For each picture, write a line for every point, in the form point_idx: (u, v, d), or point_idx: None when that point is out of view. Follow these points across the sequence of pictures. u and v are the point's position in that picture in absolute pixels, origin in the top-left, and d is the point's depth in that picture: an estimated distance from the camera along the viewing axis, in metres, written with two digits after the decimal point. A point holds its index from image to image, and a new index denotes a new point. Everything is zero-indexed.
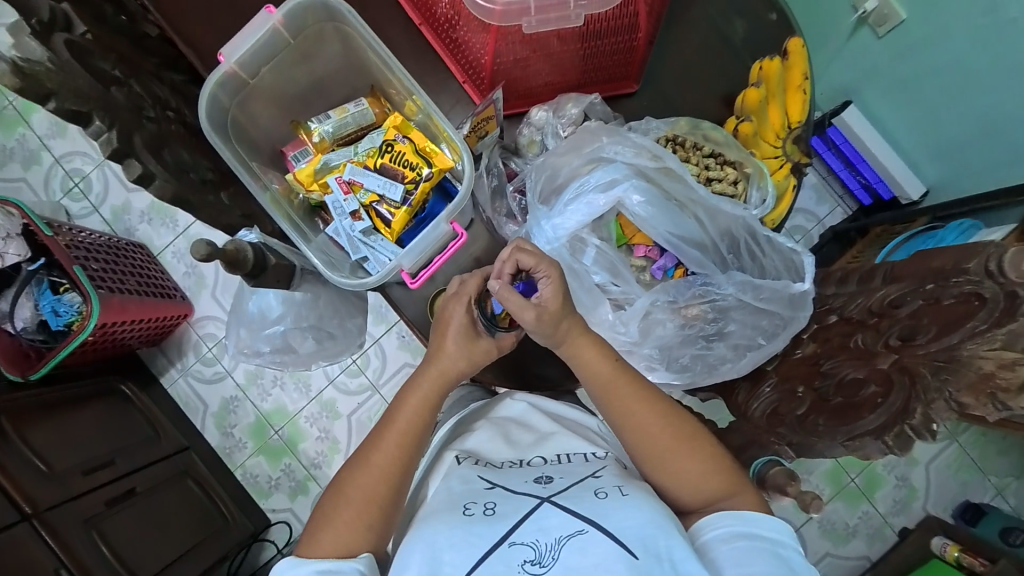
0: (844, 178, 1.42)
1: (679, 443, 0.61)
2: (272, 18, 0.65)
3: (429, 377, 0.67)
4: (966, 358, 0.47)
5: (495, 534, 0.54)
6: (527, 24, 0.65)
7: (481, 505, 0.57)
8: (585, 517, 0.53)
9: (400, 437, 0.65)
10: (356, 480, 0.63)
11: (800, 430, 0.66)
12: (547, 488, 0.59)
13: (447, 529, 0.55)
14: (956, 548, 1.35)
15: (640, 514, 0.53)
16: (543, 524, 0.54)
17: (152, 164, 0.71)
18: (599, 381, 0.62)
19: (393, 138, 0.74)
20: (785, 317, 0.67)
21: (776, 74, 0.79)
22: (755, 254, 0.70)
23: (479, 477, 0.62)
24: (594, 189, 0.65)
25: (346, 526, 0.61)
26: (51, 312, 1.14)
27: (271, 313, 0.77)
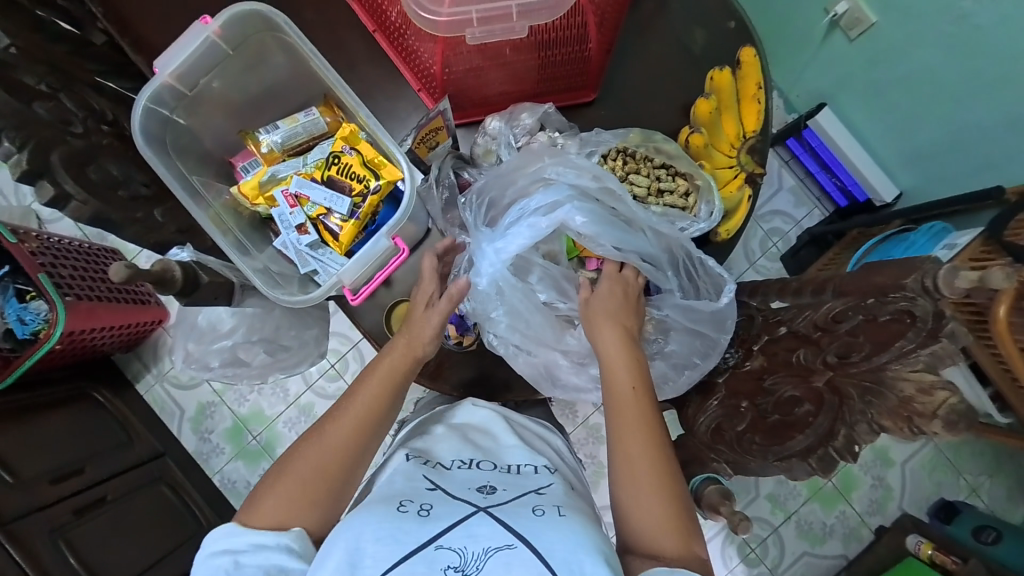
0: (822, 181, 1.41)
1: (664, 470, 0.57)
2: (208, 29, 0.65)
3: (397, 349, 0.65)
4: (890, 379, 0.49)
5: (425, 534, 0.52)
6: (471, 34, 0.64)
7: (417, 504, 0.57)
8: (515, 532, 0.52)
9: (363, 411, 0.62)
10: (310, 448, 0.60)
11: (738, 448, 0.66)
12: (487, 498, 0.58)
13: (376, 519, 0.54)
14: (929, 545, 1.36)
15: (571, 539, 0.52)
16: (471, 533, 0.52)
17: (67, 185, 0.69)
18: (621, 393, 0.59)
19: (340, 149, 0.75)
20: (709, 340, 0.70)
21: (728, 84, 0.79)
22: (693, 276, 0.69)
23: (423, 476, 0.62)
24: (536, 211, 0.64)
25: (290, 497, 0.58)
26: (17, 321, 1.12)
27: (222, 325, 0.80)
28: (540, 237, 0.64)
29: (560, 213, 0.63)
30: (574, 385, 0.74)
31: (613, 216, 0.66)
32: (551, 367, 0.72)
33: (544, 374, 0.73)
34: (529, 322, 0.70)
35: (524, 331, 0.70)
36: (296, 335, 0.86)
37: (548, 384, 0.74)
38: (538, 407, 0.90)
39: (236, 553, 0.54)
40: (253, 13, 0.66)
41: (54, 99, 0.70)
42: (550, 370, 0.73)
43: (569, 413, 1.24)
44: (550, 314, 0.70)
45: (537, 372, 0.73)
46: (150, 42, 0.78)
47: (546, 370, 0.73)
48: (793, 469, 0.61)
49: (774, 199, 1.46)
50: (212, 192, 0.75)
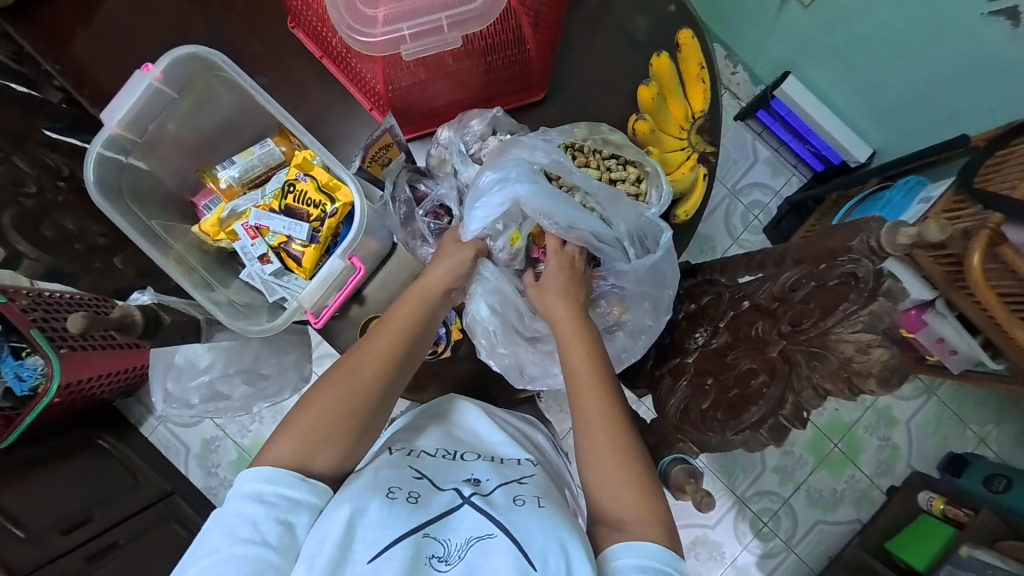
0: (795, 149, 1.41)
1: (619, 442, 0.60)
2: (151, 76, 0.67)
3: (414, 295, 0.67)
4: (833, 342, 0.48)
5: (414, 521, 0.56)
6: (406, 51, 0.65)
7: (405, 492, 0.59)
8: (497, 521, 0.56)
9: (382, 358, 0.64)
10: (331, 387, 0.62)
11: (700, 426, 0.64)
12: (476, 489, 0.61)
13: (369, 505, 0.56)
14: (941, 500, 1.36)
15: (547, 525, 0.56)
16: (455, 525, 0.56)
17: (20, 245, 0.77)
18: (577, 369, 0.63)
19: (295, 177, 0.77)
20: (653, 296, 0.73)
21: (668, 70, 0.80)
22: (641, 236, 0.70)
23: (410, 467, 0.64)
24: (489, 192, 0.66)
25: (299, 436, 0.59)
26: (16, 378, 1.11)
27: (199, 361, 0.84)
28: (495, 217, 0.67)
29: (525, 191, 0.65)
30: (539, 373, 0.77)
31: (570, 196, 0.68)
32: (520, 360, 0.76)
33: (513, 366, 0.77)
34: (504, 312, 0.74)
35: (501, 319, 0.74)
36: (275, 363, 0.88)
37: (517, 376, 0.77)
38: (524, 404, 0.91)
39: (264, 505, 0.54)
40: (191, 56, 0.68)
41: (8, 163, 0.76)
42: (518, 364, 0.77)
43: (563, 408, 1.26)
44: (519, 305, 0.74)
45: (506, 365, 0.77)
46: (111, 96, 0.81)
47: (515, 364, 0.77)
48: (749, 445, 0.57)
49: (751, 172, 1.46)
50: (175, 235, 0.76)
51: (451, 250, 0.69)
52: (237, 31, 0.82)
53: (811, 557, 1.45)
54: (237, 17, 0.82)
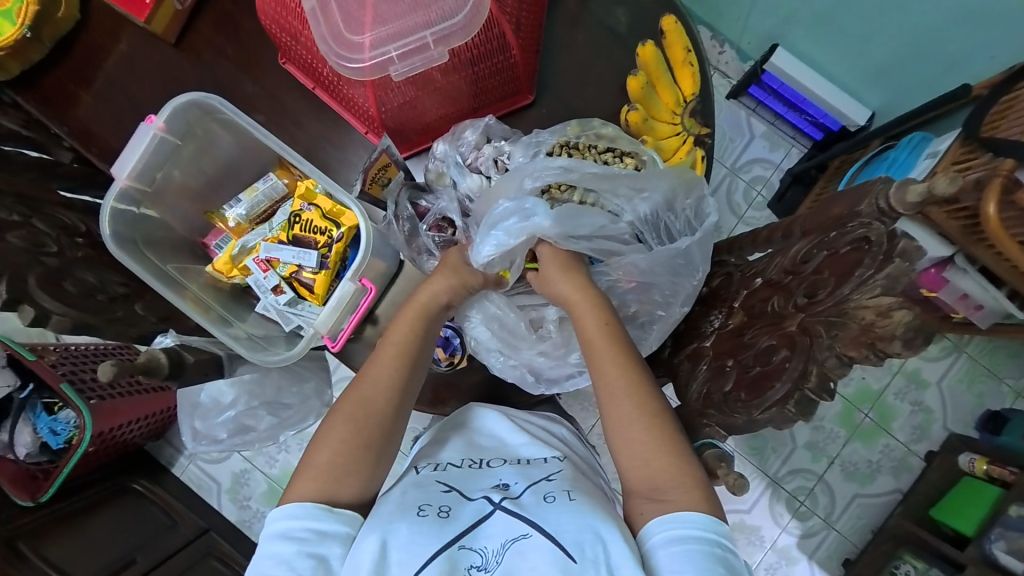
0: (792, 120, 1.40)
1: (645, 409, 0.61)
2: (153, 126, 0.69)
3: (409, 312, 0.69)
4: (852, 309, 0.47)
5: (447, 534, 0.57)
6: (396, 71, 0.66)
7: (436, 507, 0.60)
8: (530, 522, 0.57)
9: (388, 382, 0.66)
10: (341, 419, 0.64)
11: (723, 409, 0.61)
12: (504, 494, 0.61)
13: (399, 527, 0.57)
14: (983, 462, 1.31)
15: (581, 518, 0.56)
16: (488, 532, 0.57)
17: (50, 302, 0.66)
18: (593, 339, 0.64)
19: (300, 207, 0.79)
20: (669, 278, 0.72)
21: (654, 58, 0.80)
22: (665, 222, 0.72)
23: (437, 482, 0.65)
24: (504, 223, 0.65)
25: (315, 476, 0.61)
26: (50, 433, 1.16)
27: (224, 398, 0.85)
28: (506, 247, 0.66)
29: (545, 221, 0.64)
30: (559, 376, 0.77)
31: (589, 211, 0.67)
32: (533, 367, 0.76)
33: (528, 374, 0.77)
34: (506, 327, 0.75)
35: (501, 334, 0.75)
36: (296, 391, 0.89)
37: (533, 383, 0.78)
38: (547, 404, 0.91)
39: (294, 540, 0.57)
40: (191, 103, 0.70)
41: (26, 227, 0.71)
42: (533, 370, 0.77)
43: (585, 405, 1.26)
44: (522, 320, 0.75)
45: (520, 376, 0.77)
46: (121, 152, 0.85)
47: (528, 371, 0.77)
48: (776, 422, 0.54)
49: (749, 149, 1.46)
50: (189, 276, 0.78)
51: (453, 266, 0.70)
52: (230, 75, 0.85)
53: (854, 532, 1.42)
54: (229, 61, 0.85)
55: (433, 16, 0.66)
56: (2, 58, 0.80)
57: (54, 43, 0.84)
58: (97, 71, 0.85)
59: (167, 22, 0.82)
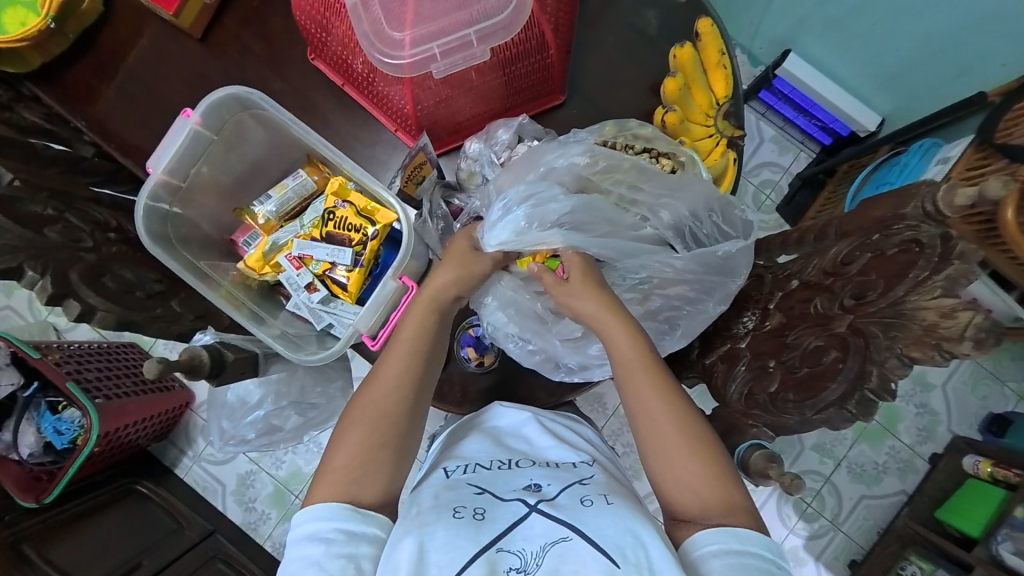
0: (801, 125, 1.42)
1: (688, 427, 0.59)
2: (190, 121, 0.68)
3: (419, 306, 0.67)
4: (911, 310, 0.48)
5: (483, 537, 0.54)
6: (436, 69, 0.66)
7: (470, 509, 0.58)
8: (568, 524, 0.55)
9: (400, 381, 0.63)
10: (355, 423, 0.61)
11: (772, 410, 0.62)
12: (537, 495, 0.59)
13: (436, 530, 0.55)
14: (987, 463, 1.31)
15: (620, 522, 0.55)
16: (527, 533, 0.55)
17: (92, 297, 0.66)
18: (627, 361, 0.62)
19: (333, 205, 0.79)
20: (715, 281, 0.71)
21: (690, 61, 0.78)
22: (695, 229, 0.71)
23: (468, 484, 0.62)
24: (520, 201, 0.64)
25: (339, 481, 0.58)
26: (55, 432, 1.14)
27: (251, 398, 0.83)
28: (519, 229, 0.65)
29: (561, 205, 0.65)
30: (578, 366, 0.76)
31: (602, 200, 0.67)
32: (553, 354, 0.76)
33: (546, 361, 0.77)
34: (521, 317, 0.74)
35: (517, 323, 0.74)
36: (322, 391, 0.89)
37: (553, 369, 0.77)
38: (569, 405, 0.91)
39: (322, 542, 0.54)
40: (227, 97, 0.70)
41: (62, 221, 0.68)
42: (550, 356, 0.76)
43: (598, 407, 1.27)
44: (536, 308, 0.73)
45: (537, 361, 0.77)
46: (149, 149, 0.84)
47: (547, 358, 0.76)
48: (832, 421, 0.55)
49: (758, 153, 1.48)
50: (220, 272, 0.78)
51: (460, 257, 0.68)
52: (256, 71, 0.84)
53: (861, 533, 1.43)
54: (256, 58, 0.84)
55: (475, 15, 0.65)
56: (25, 50, 0.78)
57: (79, 36, 0.82)
58: (119, 67, 0.84)
59: (195, 18, 0.81)
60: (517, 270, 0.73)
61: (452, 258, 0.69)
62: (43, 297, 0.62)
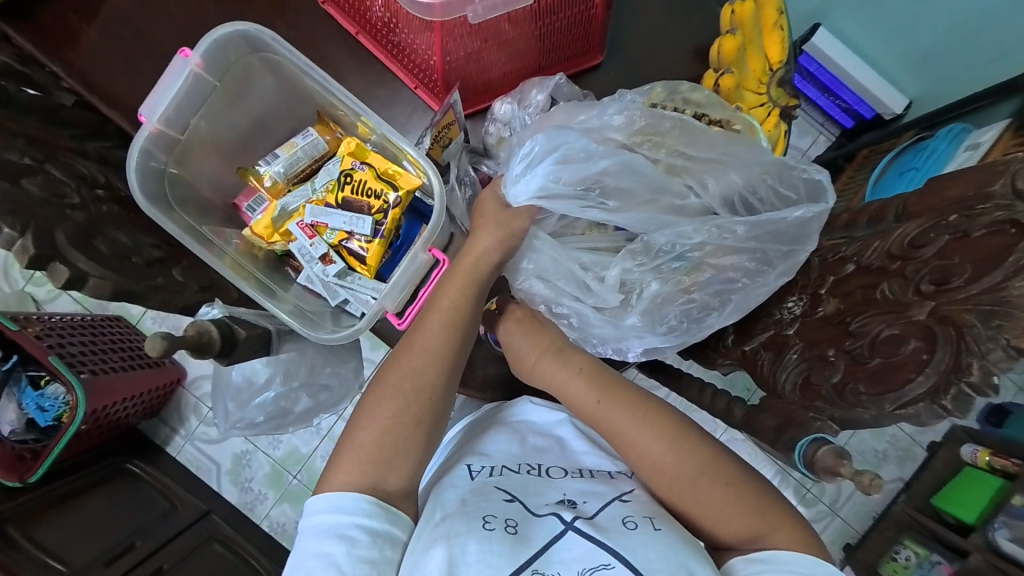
0: (823, 105, 1.34)
1: (681, 443, 0.57)
2: (190, 62, 0.60)
3: (460, 272, 0.62)
4: (1019, 299, 0.44)
5: (518, 556, 0.48)
6: (472, 14, 0.59)
7: (502, 520, 0.51)
8: (612, 550, 0.49)
9: (437, 354, 0.57)
10: (387, 393, 0.55)
11: (844, 403, 0.58)
12: (573, 510, 0.54)
13: (466, 542, 0.49)
14: (986, 452, 1.31)
15: (670, 557, 0.49)
16: (563, 556, 0.49)
17: (84, 262, 0.58)
18: (584, 404, 0.61)
19: (350, 166, 0.71)
20: (782, 250, 0.64)
21: (750, 16, 0.72)
22: (749, 198, 0.64)
23: (497, 489, 0.56)
24: (553, 156, 0.59)
25: (365, 461, 0.52)
26: (38, 410, 1.06)
27: (258, 377, 0.76)
28: (547, 188, 0.60)
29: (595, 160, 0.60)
30: (612, 337, 0.68)
31: (643, 164, 0.61)
32: (583, 320, 0.67)
33: (577, 331, 0.68)
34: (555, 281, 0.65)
35: (553, 287, 0.66)
36: (334, 372, 0.83)
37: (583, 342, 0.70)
38: None
39: (342, 540, 0.48)
40: (231, 36, 0.62)
41: (42, 172, 0.60)
42: (581, 324, 0.67)
43: None
44: (573, 267, 0.64)
45: (567, 328, 0.68)
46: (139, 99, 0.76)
47: (576, 324, 0.68)
48: (920, 417, 0.51)
49: None
50: (222, 239, 0.70)
51: (497, 220, 0.63)
52: (260, 16, 0.77)
53: (859, 518, 1.41)
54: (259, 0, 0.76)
55: None
56: None
57: None
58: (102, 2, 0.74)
59: None
60: (554, 223, 0.66)
61: (483, 219, 0.63)
62: (25, 260, 0.54)
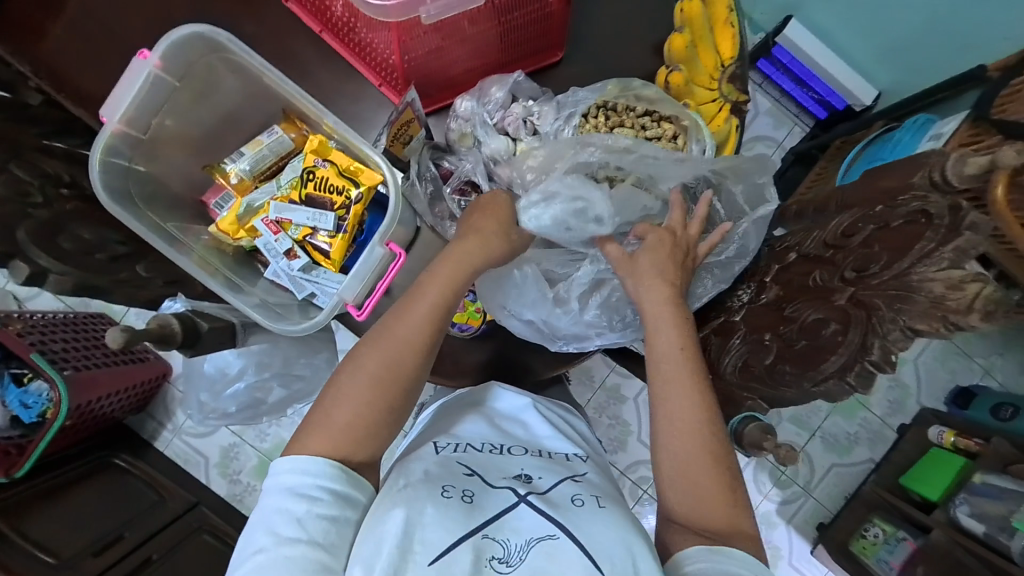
0: (798, 97, 1.33)
1: (705, 428, 0.57)
2: (149, 63, 0.62)
3: (447, 264, 0.61)
4: (918, 282, 0.47)
5: (470, 522, 0.51)
6: (427, 13, 0.60)
7: (459, 490, 0.54)
8: (558, 523, 0.52)
9: (415, 346, 0.58)
10: (363, 378, 0.57)
11: (769, 381, 0.62)
12: (526, 485, 0.57)
13: (425, 506, 0.51)
14: (952, 433, 1.26)
15: (612, 532, 0.52)
16: (515, 525, 0.52)
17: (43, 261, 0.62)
18: (663, 363, 0.59)
19: (313, 163, 0.73)
20: (726, 262, 0.72)
21: (699, 15, 0.74)
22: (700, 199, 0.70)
23: (458, 463, 0.59)
24: (564, 189, 0.62)
25: (335, 435, 0.55)
26: (22, 406, 1.08)
27: (231, 369, 0.79)
28: (559, 217, 0.63)
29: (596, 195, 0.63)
30: (574, 335, 0.72)
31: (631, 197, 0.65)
32: (549, 321, 0.72)
33: (545, 333, 0.73)
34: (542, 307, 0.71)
35: (524, 297, 0.71)
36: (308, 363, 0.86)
37: (550, 339, 0.73)
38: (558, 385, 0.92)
39: (304, 499, 0.51)
40: (192, 38, 0.64)
41: None
42: (549, 325, 0.72)
43: (585, 380, 1.24)
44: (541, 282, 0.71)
45: (534, 332, 0.73)
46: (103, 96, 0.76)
47: (546, 326, 0.73)
48: (833, 394, 0.55)
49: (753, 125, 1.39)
50: (190, 236, 0.72)
51: (498, 220, 0.63)
52: (228, 12, 0.78)
53: (833, 500, 1.37)
54: None
55: None
56: None
57: None
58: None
59: None
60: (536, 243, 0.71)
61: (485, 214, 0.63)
62: None
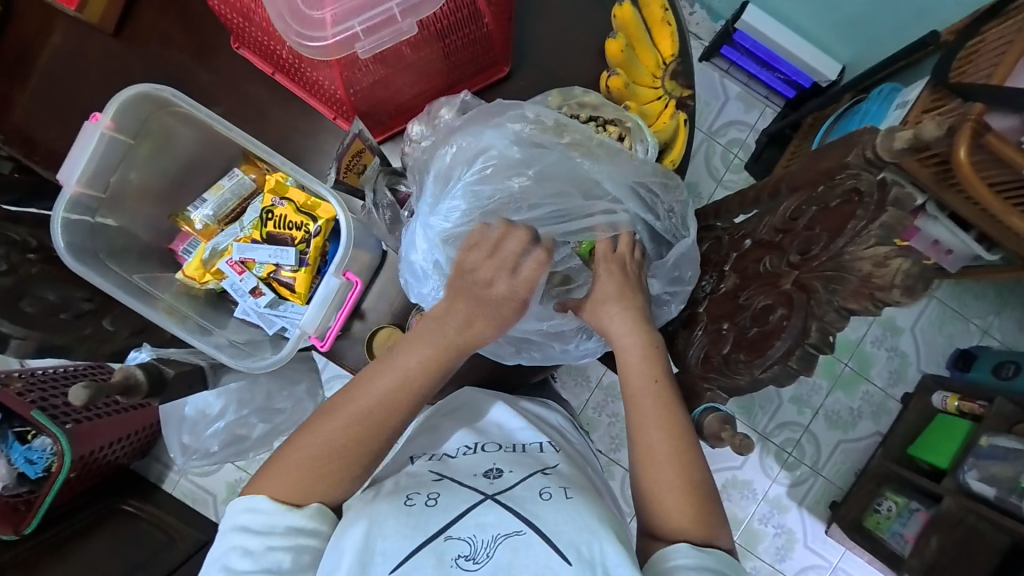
0: (765, 80, 1.29)
1: (678, 450, 0.56)
2: (101, 125, 0.65)
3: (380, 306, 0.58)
4: (849, 261, 0.48)
5: (432, 526, 0.52)
6: (362, 48, 0.62)
7: (424, 496, 0.56)
8: (523, 517, 0.53)
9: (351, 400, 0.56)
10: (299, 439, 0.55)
11: (726, 370, 0.62)
12: (493, 483, 0.57)
13: (385, 519, 0.53)
14: (954, 397, 1.23)
15: (576, 518, 0.53)
16: (480, 520, 0.53)
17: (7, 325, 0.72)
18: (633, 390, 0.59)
19: (271, 203, 0.77)
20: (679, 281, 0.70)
21: (633, 19, 0.76)
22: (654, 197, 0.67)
23: (428, 471, 0.61)
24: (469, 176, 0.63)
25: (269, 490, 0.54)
26: (26, 462, 1.03)
27: (212, 408, 0.90)
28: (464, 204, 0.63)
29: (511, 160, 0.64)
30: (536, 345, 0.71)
31: (558, 158, 0.64)
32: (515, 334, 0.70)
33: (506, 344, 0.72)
34: None
35: None
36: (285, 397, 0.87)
37: (510, 353, 0.73)
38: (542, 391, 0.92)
39: (255, 532, 0.52)
40: (140, 97, 0.67)
41: None
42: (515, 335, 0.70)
43: (580, 380, 1.24)
44: None
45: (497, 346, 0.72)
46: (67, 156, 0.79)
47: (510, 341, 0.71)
48: (779, 380, 0.55)
49: (725, 112, 1.33)
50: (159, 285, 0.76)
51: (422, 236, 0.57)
52: (182, 65, 0.80)
53: (841, 477, 1.34)
54: (179, 49, 0.80)
55: None
56: None
57: None
58: (30, 68, 0.78)
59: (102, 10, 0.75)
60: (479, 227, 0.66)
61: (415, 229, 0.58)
62: None
